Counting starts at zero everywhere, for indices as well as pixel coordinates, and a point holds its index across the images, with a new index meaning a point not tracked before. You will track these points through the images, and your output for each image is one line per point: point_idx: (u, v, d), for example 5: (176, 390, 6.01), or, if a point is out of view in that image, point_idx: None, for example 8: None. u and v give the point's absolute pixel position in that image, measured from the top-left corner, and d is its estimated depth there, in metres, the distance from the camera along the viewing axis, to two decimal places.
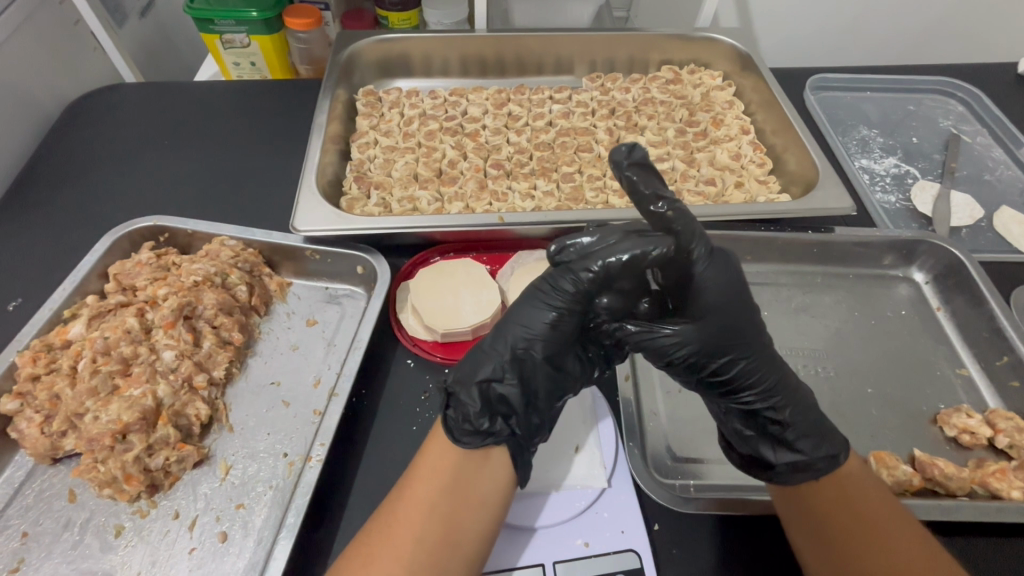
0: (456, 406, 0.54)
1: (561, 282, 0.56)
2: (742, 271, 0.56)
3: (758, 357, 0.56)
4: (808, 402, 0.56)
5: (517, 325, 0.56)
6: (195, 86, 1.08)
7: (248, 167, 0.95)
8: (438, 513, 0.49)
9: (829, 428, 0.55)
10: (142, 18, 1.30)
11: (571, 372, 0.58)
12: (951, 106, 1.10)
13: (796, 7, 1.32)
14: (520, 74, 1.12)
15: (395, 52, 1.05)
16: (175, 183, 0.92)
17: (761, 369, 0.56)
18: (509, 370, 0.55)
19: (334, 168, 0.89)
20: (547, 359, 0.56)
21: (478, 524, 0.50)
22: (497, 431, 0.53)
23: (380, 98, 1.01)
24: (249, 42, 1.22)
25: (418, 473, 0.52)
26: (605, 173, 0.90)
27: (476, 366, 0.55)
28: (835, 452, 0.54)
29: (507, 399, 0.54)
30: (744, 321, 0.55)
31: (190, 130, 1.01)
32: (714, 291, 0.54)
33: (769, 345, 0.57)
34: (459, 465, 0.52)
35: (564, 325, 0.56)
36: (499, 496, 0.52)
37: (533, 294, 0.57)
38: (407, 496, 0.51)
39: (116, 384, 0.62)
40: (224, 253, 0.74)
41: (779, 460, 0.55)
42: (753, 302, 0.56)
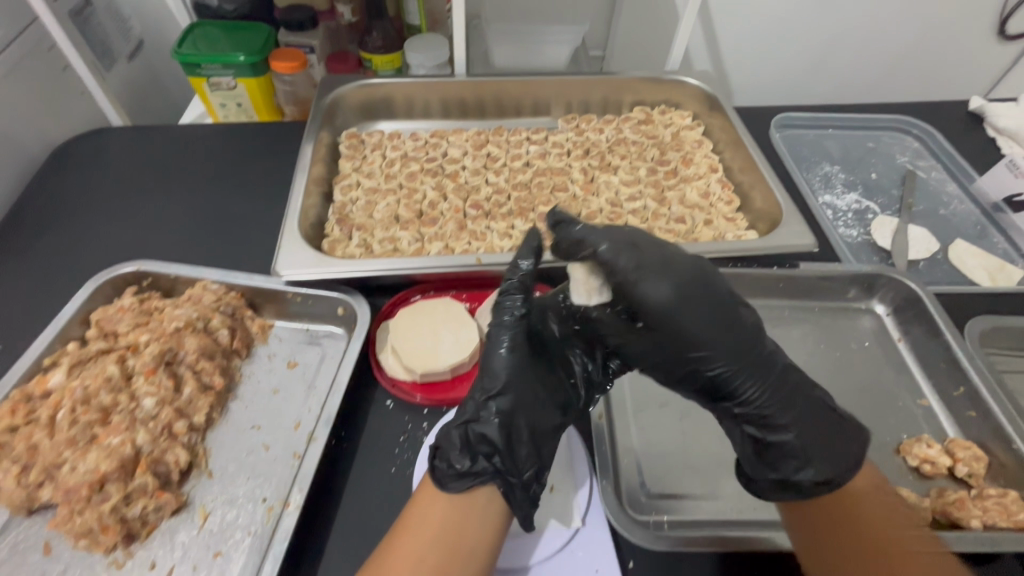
0: (441, 456, 0.57)
1: (503, 308, 0.64)
2: (699, 285, 0.58)
3: (739, 362, 0.59)
4: (797, 415, 0.60)
5: (484, 364, 0.63)
6: (183, 130, 1.11)
7: (234, 209, 0.98)
8: (427, 564, 0.51)
9: (811, 428, 0.60)
10: (129, 62, 1.33)
11: (552, 392, 0.63)
12: (907, 143, 1.16)
13: (759, 48, 1.40)
14: (500, 116, 1.17)
15: (377, 97, 1.09)
16: (161, 229, 0.94)
17: (743, 390, 0.59)
18: (484, 406, 0.59)
19: (317, 211, 0.91)
20: (520, 388, 0.61)
21: (468, 573, 0.52)
22: (479, 471, 0.56)
23: (363, 140, 1.04)
24: (236, 84, 1.26)
25: (406, 524, 0.55)
26: (579, 213, 0.94)
27: (460, 414, 0.60)
28: (819, 474, 0.58)
29: (486, 435, 0.57)
30: (707, 325, 0.58)
31: (175, 175, 1.03)
32: (655, 304, 0.56)
33: (758, 362, 0.59)
34: (447, 514, 0.54)
35: (518, 348, 0.62)
36: (486, 546, 0.53)
37: (493, 332, 0.64)
38: (397, 549, 0.53)
39: (95, 433, 0.62)
40: (207, 297, 0.75)
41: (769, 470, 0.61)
42: (727, 319, 0.58)
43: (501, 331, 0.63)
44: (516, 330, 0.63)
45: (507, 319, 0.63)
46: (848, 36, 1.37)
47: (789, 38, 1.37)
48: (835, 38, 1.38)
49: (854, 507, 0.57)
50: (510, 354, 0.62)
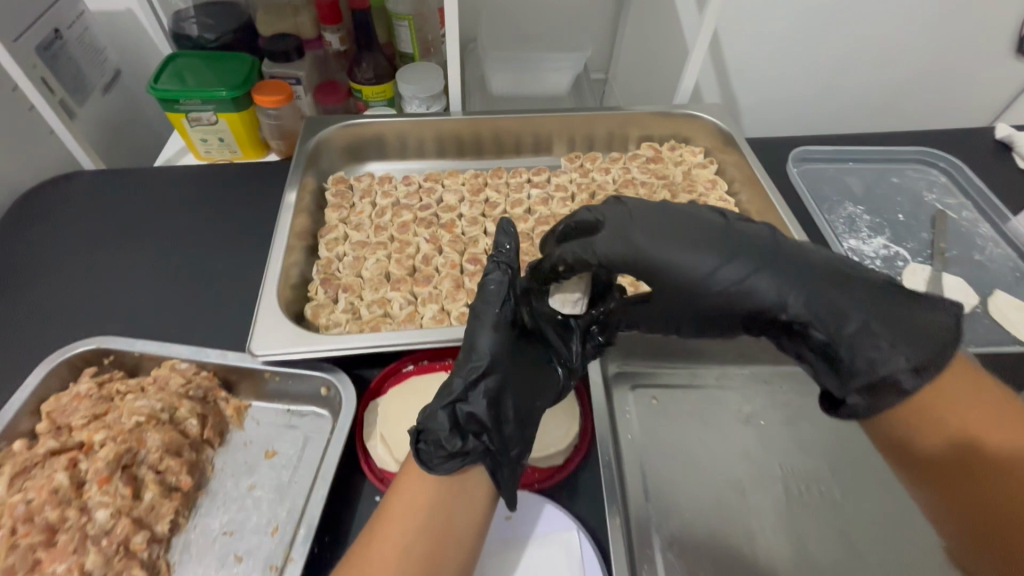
0: (426, 438, 0.56)
1: (487, 286, 0.66)
2: (684, 217, 0.61)
3: (764, 268, 0.58)
4: (853, 321, 0.55)
5: (470, 337, 0.63)
6: (160, 176, 1.04)
7: (212, 267, 0.90)
8: (413, 555, 0.50)
9: (863, 316, 0.55)
10: (105, 94, 1.25)
11: (537, 370, 0.65)
12: (933, 178, 1.09)
13: (770, 71, 1.33)
14: (499, 155, 1.09)
15: (366, 136, 1.02)
16: (132, 291, 0.87)
17: (796, 306, 0.56)
18: (469, 384, 0.59)
19: (299, 270, 0.84)
20: (506, 369, 0.61)
21: (458, 558, 0.52)
22: (470, 450, 0.56)
23: (351, 186, 0.97)
24: (217, 120, 1.18)
25: (389, 515, 0.54)
26: None
27: (445, 391, 0.59)
28: (916, 364, 0.52)
29: (474, 415, 0.57)
30: (702, 252, 0.58)
31: (150, 227, 0.96)
32: (673, 250, 0.59)
33: (788, 269, 0.57)
34: (435, 497, 0.54)
35: (503, 326, 0.63)
36: (474, 528, 0.54)
37: (476, 314, 0.65)
38: (381, 539, 0.52)
39: (38, 558, 0.55)
40: (174, 381, 0.67)
41: (863, 383, 0.55)
42: (732, 234, 0.60)
43: (485, 313, 0.64)
44: (501, 312, 0.64)
45: (492, 303, 0.65)
46: (863, 59, 1.31)
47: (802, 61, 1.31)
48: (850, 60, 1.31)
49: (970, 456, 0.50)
50: (495, 334, 0.63)
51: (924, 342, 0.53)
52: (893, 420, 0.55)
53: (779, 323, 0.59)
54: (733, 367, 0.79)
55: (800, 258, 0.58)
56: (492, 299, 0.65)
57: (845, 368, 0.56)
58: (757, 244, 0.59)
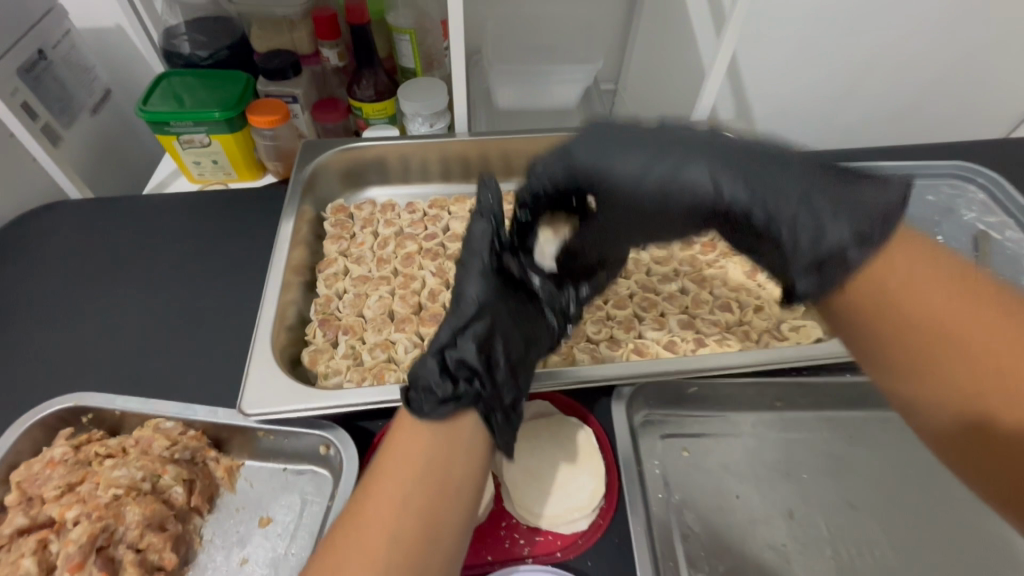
0: (415, 385, 0.51)
1: (472, 229, 0.63)
2: (620, 126, 0.56)
3: (715, 163, 0.52)
4: (796, 194, 0.50)
5: (455, 286, 0.61)
6: (149, 205, 0.98)
7: (204, 306, 0.85)
8: (414, 506, 0.44)
9: (804, 194, 0.50)
10: (96, 115, 1.17)
11: (527, 316, 0.62)
12: (971, 194, 1.02)
13: (796, 92, 1.20)
14: (508, 176, 1.03)
15: (366, 160, 0.95)
16: (118, 333, 0.81)
17: (739, 194, 0.52)
18: (458, 329, 0.55)
19: (296, 309, 0.78)
20: (495, 314, 0.58)
21: (458, 510, 0.46)
22: (463, 394, 0.51)
23: (351, 214, 0.91)
24: (210, 141, 1.12)
25: (381, 469, 0.46)
26: (606, 301, 0.80)
27: (433, 338, 0.55)
28: (869, 231, 0.47)
29: (464, 359, 0.53)
30: (640, 154, 0.54)
31: (138, 262, 0.90)
32: (609, 156, 0.55)
33: (730, 156, 0.52)
34: (433, 444, 0.47)
35: (490, 268, 0.61)
36: (475, 478, 0.48)
37: (462, 262, 0.62)
38: (377, 488, 0.45)
39: None
40: (157, 443, 0.61)
41: (809, 261, 0.49)
42: (677, 133, 0.55)
43: (471, 259, 0.61)
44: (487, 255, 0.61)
45: (473, 248, 0.61)
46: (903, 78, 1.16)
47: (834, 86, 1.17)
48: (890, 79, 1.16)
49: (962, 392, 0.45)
50: (482, 280, 0.59)
51: (867, 212, 0.48)
52: (884, 356, 0.48)
53: (719, 213, 0.54)
54: (770, 411, 0.72)
55: (756, 152, 0.53)
56: (474, 243, 0.62)
57: (787, 254, 0.51)
58: (689, 137, 0.54)
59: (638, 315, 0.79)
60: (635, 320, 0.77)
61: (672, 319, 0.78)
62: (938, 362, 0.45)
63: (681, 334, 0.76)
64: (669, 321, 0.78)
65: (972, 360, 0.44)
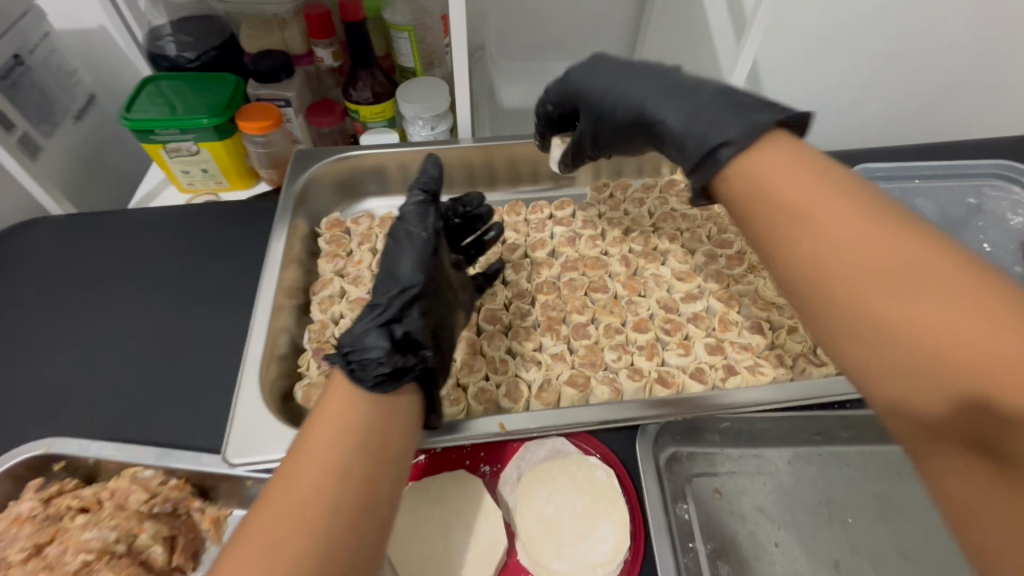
0: (358, 354, 0.50)
1: (407, 208, 0.63)
2: (605, 58, 0.64)
3: (657, 83, 0.57)
4: (709, 96, 0.50)
5: (389, 262, 0.60)
6: (132, 219, 0.91)
7: (183, 329, 0.76)
8: (354, 475, 0.43)
9: (716, 99, 0.49)
10: (79, 122, 1.10)
11: (454, 296, 0.65)
12: (1017, 196, 0.94)
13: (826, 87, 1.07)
14: (515, 184, 0.96)
15: (362, 168, 0.89)
16: (92, 365, 0.74)
17: (659, 99, 0.54)
18: (404, 304, 0.56)
19: (289, 336, 0.72)
20: (433, 291, 0.60)
21: (394, 479, 0.46)
22: (411, 366, 0.52)
23: (348, 229, 0.85)
24: (198, 149, 1.05)
25: (314, 441, 0.44)
26: (624, 322, 0.74)
27: (370, 316, 0.55)
28: (767, 121, 0.44)
29: (411, 334, 0.55)
30: (620, 75, 0.60)
31: (117, 281, 0.83)
32: (585, 83, 0.63)
33: (667, 81, 0.56)
34: (371, 416, 0.47)
35: (434, 246, 0.61)
36: (408, 448, 0.49)
37: (399, 236, 0.61)
38: (309, 460, 0.43)
39: None
40: (134, 495, 0.55)
41: (701, 148, 0.46)
42: (641, 65, 0.60)
43: (411, 235, 0.61)
44: (430, 232, 0.61)
45: (412, 223, 0.61)
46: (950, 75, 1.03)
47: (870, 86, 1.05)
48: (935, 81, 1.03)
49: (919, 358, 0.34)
50: (423, 257, 0.60)
51: (759, 109, 0.46)
52: (831, 329, 0.39)
53: (645, 129, 0.57)
54: (808, 446, 0.66)
55: (694, 78, 0.55)
56: (414, 221, 0.61)
57: (685, 148, 0.49)
58: (634, 65, 0.60)
59: (660, 338, 0.73)
60: (657, 344, 0.71)
61: (697, 344, 0.71)
62: (870, 320, 0.36)
63: (708, 359, 0.70)
64: (694, 346, 0.71)
65: (910, 305, 0.34)
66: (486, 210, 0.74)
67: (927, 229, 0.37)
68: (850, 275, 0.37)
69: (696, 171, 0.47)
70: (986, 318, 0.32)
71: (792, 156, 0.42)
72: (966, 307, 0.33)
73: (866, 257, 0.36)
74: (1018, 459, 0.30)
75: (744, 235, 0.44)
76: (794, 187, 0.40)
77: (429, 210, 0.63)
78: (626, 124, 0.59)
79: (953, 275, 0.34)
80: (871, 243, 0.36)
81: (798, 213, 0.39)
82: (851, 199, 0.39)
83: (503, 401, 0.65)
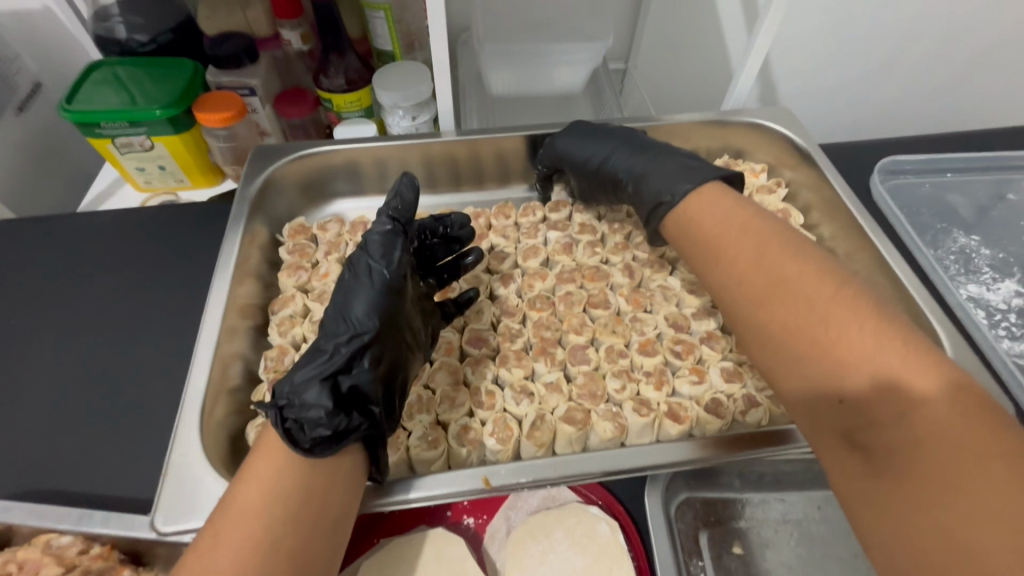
0: (296, 413, 0.44)
1: (369, 238, 0.56)
2: (586, 125, 0.74)
3: (633, 149, 0.68)
4: (672, 159, 0.64)
5: (339, 299, 0.53)
6: (64, 220, 0.79)
7: (121, 353, 0.66)
8: (283, 550, 0.38)
9: (679, 163, 0.63)
10: (21, 114, 0.96)
11: (416, 333, 0.58)
12: None
13: (850, 69, 0.96)
14: (503, 183, 0.87)
15: (330, 167, 0.79)
16: (8, 400, 0.62)
17: (634, 163, 0.66)
18: (353, 353, 0.50)
19: (243, 363, 0.63)
20: (391, 334, 0.53)
21: (330, 545, 0.42)
22: (355, 427, 0.46)
23: (314, 236, 0.75)
24: (153, 144, 0.93)
25: (241, 509, 0.40)
26: (628, 343, 0.65)
27: (313, 365, 0.48)
28: (700, 179, 0.60)
29: (358, 388, 0.49)
30: (601, 140, 0.71)
31: (43, 295, 0.72)
32: (573, 147, 0.72)
33: (642, 148, 0.68)
34: (303, 476, 0.42)
35: (393, 284, 0.55)
36: (348, 507, 0.44)
37: (358, 272, 0.55)
38: (232, 533, 0.38)
39: None
40: (47, 569, 0.48)
41: (652, 201, 0.62)
42: (622, 132, 0.72)
43: (371, 272, 0.54)
44: (391, 271, 0.55)
45: (374, 256, 0.55)
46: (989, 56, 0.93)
47: (891, 69, 0.95)
48: (966, 59, 0.92)
49: (825, 363, 0.42)
50: (380, 299, 0.53)
51: (700, 171, 0.61)
52: (756, 339, 0.48)
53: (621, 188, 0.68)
54: None
55: (661, 143, 0.69)
56: (377, 254, 0.55)
57: (659, 205, 0.61)
58: (613, 130, 0.73)
59: (670, 363, 0.64)
60: (666, 370, 0.62)
61: (712, 369, 0.62)
62: (790, 331, 0.45)
63: (725, 387, 0.61)
64: (708, 371, 0.62)
65: (818, 324, 0.43)
66: (468, 232, 0.68)
67: (836, 271, 0.47)
68: (754, 297, 0.48)
69: (649, 219, 0.63)
70: (879, 337, 0.41)
71: (723, 201, 0.56)
72: (841, 318, 0.43)
73: (765, 280, 0.48)
74: (879, 454, 0.39)
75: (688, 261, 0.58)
76: (714, 224, 0.55)
77: (396, 243, 0.57)
78: (601, 181, 0.71)
79: (845, 304, 0.43)
80: (780, 275, 0.48)
81: (720, 249, 0.53)
82: (762, 234, 0.52)
83: (489, 443, 0.56)
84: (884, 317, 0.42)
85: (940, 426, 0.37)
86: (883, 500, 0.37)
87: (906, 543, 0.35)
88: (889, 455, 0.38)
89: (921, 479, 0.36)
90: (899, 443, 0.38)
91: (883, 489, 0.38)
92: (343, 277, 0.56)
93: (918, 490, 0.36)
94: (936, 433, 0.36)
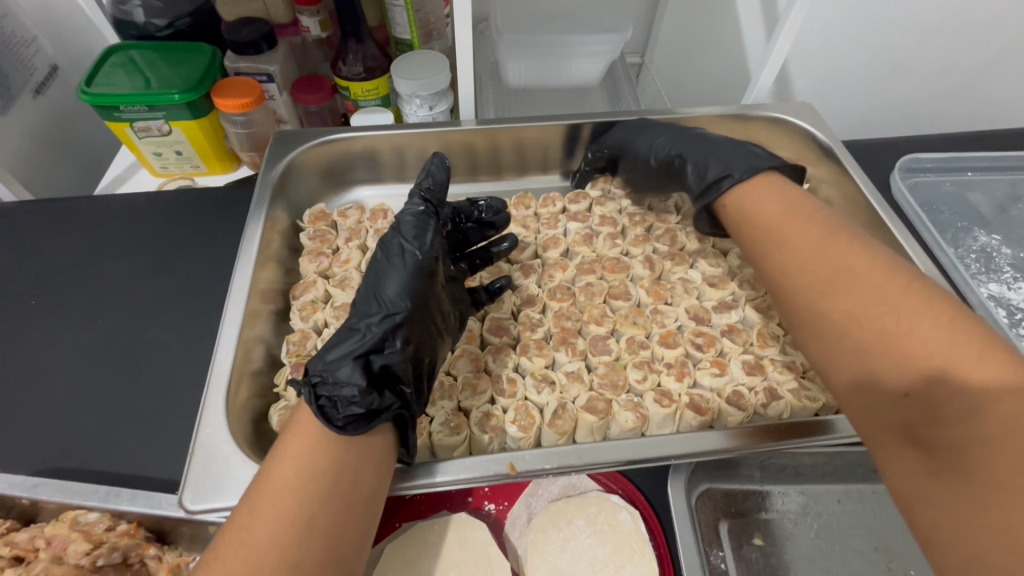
0: (329, 391, 0.45)
1: (404, 221, 0.58)
2: (648, 121, 0.76)
3: (693, 138, 0.69)
4: (734, 145, 0.65)
5: (371, 281, 0.55)
6: (83, 202, 0.79)
7: (141, 335, 0.66)
8: (317, 529, 0.38)
9: (742, 148, 0.64)
10: (38, 97, 0.96)
11: (446, 317, 0.58)
12: None
13: (871, 68, 0.96)
14: (521, 173, 0.86)
15: (349, 153, 0.78)
16: (29, 381, 0.63)
17: (698, 148, 0.67)
18: (385, 332, 0.50)
19: (264, 347, 0.63)
20: (423, 315, 0.53)
21: (362, 527, 0.41)
22: (387, 407, 0.46)
23: (335, 223, 0.75)
24: (170, 129, 0.93)
25: (275, 486, 0.40)
26: (649, 334, 0.65)
27: (346, 345, 0.49)
28: (759, 165, 0.61)
29: (390, 368, 0.49)
30: (661, 133, 0.72)
31: (62, 276, 0.72)
32: (634, 136, 0.74)
33: (704, 136, 0.68)
34: (336, 455, 0.42)
35: (427, 266, 0.56)
36: (380, 487, 0.44)
37: (391, 252, 0.56)
38: (265, 510, 0.38)
39: None
40: (72, 546, 0.48)
41: (711, 179, 0.62)
42: (681, 128, 0.73)
43: (404, 253, 0.55)
44: (423, 253, 0.56)
45: (406, 238, 0.57)
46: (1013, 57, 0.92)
47: (906, 69, 0.95)
48: (984, 59, 0.92)
49: (899, 354, 0.42)
50: (413, 280, 0.54)
51: (761, 159, 0.62)
52: (812, 326, 0.48)
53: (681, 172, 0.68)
54: (859, 482, 0.58)
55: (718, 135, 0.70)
56: (409, 235, 0.57)
57: (720, 183, 0.62)
58: (670, 126, 0.74)
59: (691, 355, 0.64)
60: (687, 362, 0.62)
61: (734, 362, 0.62)
62: (859, 322, 0.45)
63: (745, 380, 0.61)
64: (730, 364, 0.62)
65: (882, 315, 0.44)
66: (502, 218, 0.68)
67: (903, 266, 0.47)
68: (816, 286, 0.49)
69: (704, 195, 0.63)
70: (949, 330, 0.40)
71: (790, 195, 0.57)
72: (912, 311, 0.43)
73: (830, 270, 0.48)
74: (945, 449, 0.38)
75: (747, 248, 0.58)
76: (778, 214, 0.55)
77: (428, 225, 0.58)
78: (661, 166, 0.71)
79: (913, 298, 0.43)
80: (841, 268, 0.48)
81: (782, 238, 0.53)
82: (828, 229, 0.51)
83: (511, 430, 0.56)
84: (953, 313, 0.42)
85: (1013, 423, 0.36)
86: (946, 498, 0.37)
87: (967, 538, 0.35)
88: (955, 450, 0.37)
89: (991, 475, 0.35)
90: (966, 439, 0.37)
91: (944, 485, 0.37)
92: (375, 257, 0.57)
93: (984, 487, 0.35)
94: (1005, 429, 0.36)
